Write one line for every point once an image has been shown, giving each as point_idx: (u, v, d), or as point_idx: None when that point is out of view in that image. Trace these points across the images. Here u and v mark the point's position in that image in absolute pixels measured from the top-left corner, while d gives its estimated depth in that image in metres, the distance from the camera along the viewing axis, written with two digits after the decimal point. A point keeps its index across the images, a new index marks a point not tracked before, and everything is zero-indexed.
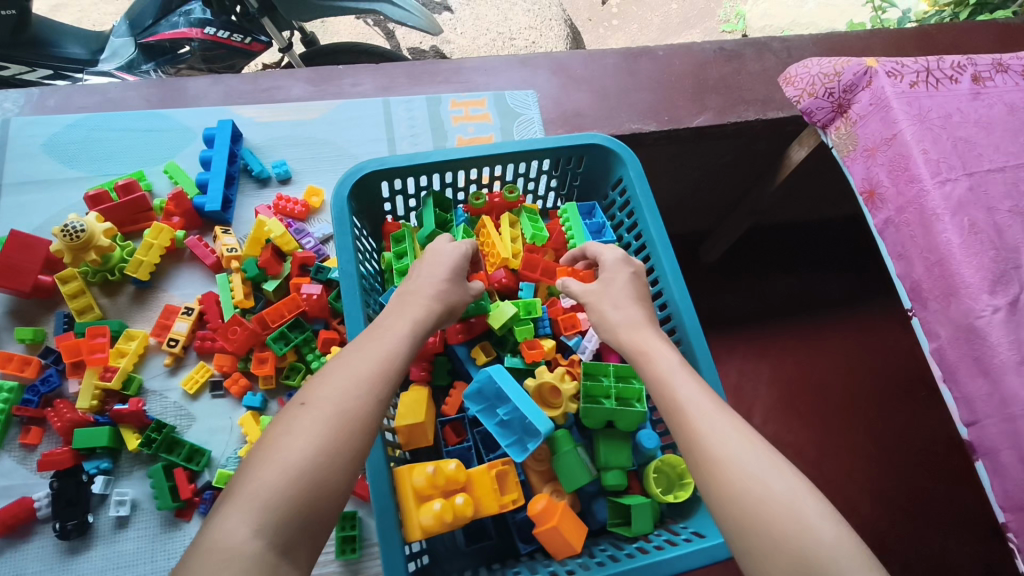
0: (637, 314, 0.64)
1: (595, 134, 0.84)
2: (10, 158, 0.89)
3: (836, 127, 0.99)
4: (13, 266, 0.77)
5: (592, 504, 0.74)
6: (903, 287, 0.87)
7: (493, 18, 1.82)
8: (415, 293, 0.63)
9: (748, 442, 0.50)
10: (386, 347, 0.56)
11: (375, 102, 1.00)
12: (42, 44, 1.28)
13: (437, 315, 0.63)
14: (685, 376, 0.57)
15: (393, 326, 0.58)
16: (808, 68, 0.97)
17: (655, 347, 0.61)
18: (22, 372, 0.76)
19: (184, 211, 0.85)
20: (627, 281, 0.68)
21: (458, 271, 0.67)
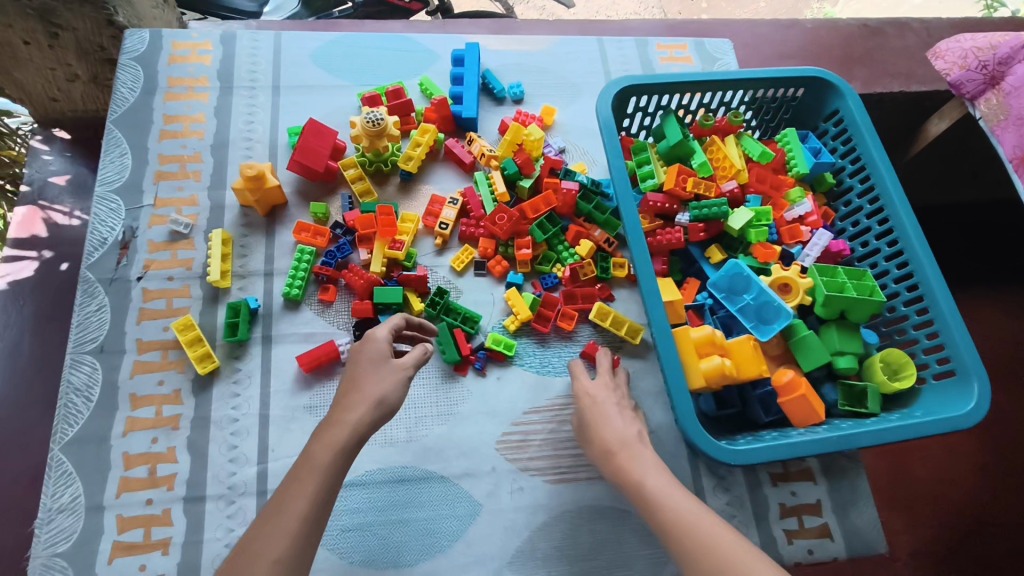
0: (620, 432, 0.66)
1: (820, 67, 0.93)
2: (284, 65, 1.00)
3: (985, 98, 1.12)
4: (312, 148, 0.87)
5: (820, 388, 0.83)
6: None
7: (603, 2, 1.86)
8: (340, 413, 0.60)
9: (746, 559, 0.51)
10: (312, 487, 0.54)
11: (590, 40, 1.09)
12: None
13: (363, 427, 0.60)
14: (669, 492, 0.59)
15: (309, 462, 0.56)
16: (962, 43, 1.12)
17: (643, 467, 0.62)
18: (316, 241, 0.86)
19: (443, 117, 0.95)
20: (609, 408, 0.69)
21: (373, 396, 0.62)
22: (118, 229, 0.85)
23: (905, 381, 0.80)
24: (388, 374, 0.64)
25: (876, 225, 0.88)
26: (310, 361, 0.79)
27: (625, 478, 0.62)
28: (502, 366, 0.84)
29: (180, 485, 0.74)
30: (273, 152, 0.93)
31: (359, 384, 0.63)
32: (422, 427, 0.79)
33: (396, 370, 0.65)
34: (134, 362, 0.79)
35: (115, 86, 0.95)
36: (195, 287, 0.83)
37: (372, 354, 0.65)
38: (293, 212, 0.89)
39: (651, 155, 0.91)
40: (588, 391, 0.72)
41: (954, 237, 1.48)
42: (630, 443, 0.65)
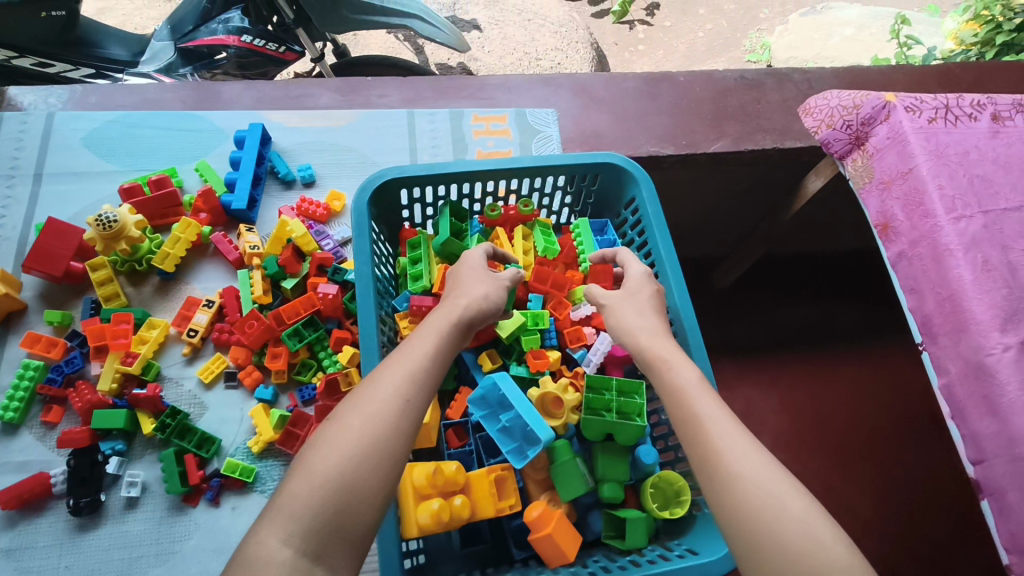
0: (653, 322, 0.66)
1: (611, 154, 0.86)
2: (51, 150, 0.93)
3: (853, 159, 1.06)
4: (49, 251, 0.81)
5: (587, 515, 0.76)
6: (915, 321, 0.92)
7: (520, 38, 2.14)
8: (452, 300, 0.63)
9: (746, 440, 0.53)
10: (429, 348, 0.57)
11: (398, 113, 1.03)
12: (84, 45, 1.60)
13: (473, 315, 0.63)
14: (697, 384, 0.58)
15: (426, 331, 0.59)
16: (828, 100, 1.05)
17: (679, 357, 0.61)
18: (49, 353, 0.79)
19: (211, 208, 0.88)
20: (650, 297, 0.69)
21: (486, 276, 0.67)
22: None
23: (685, 508, 0.72)
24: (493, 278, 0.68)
25: None
26: (9, 499, 0.71)
27: (656, 363, 0.61)
28: (239, 495, 0.76)
29: None
30: (19, 251, 0.86)
31: (463, 283, 0.67)
32: (136, 568, 0.72)
33: (498, 278, 0.69)
34: None
35: None
36: None
37: (472, 264, 0.69)
38: (31, 319, 0.82)
39: (425, 251, 0.84)
40: (641, 277, 0.71)
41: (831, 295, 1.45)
42: (654, 331, 0.64)
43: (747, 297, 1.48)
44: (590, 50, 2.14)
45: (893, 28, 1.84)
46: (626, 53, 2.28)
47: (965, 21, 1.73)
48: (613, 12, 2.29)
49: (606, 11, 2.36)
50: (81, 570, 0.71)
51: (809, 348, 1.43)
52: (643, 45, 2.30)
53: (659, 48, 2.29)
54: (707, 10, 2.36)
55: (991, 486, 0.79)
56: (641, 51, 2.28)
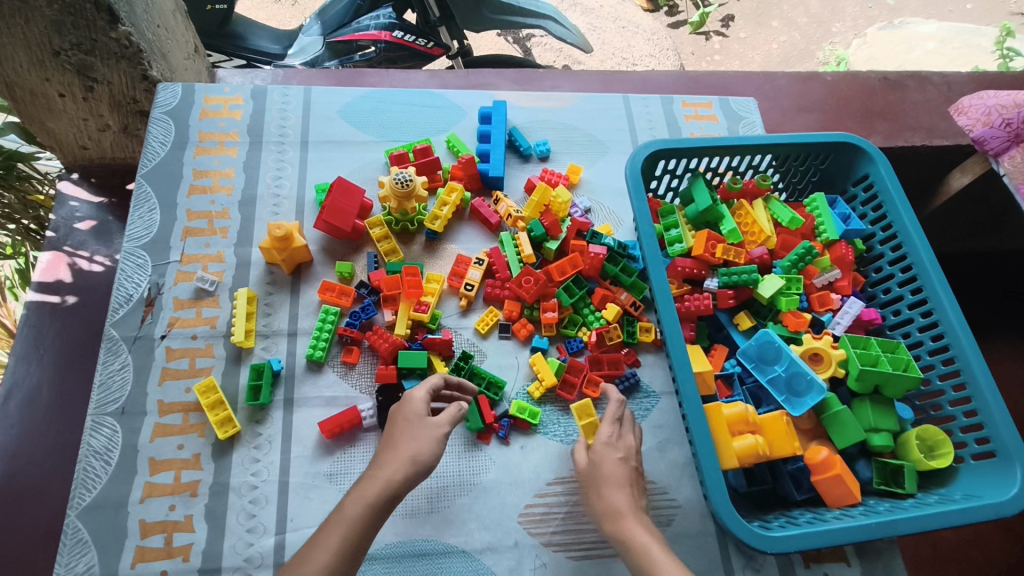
0: (621, 500, 0.66)
1: (850, 134, 0.92)
2: (312, 120, 1.00)
3: (1009, 156, 1.17)
4: (340, 207, 0.87)
5: (854, 465, 0.81)
6: None
7: (617, 44, 2.11)
8: (375, 471, 0.63)
9: None
10: (339, 536, 0.58)
11: (616, 97, 1.09)
12: (235, 37, 1.76)
13: (397, 483, 0.62)
14: (670, 565, 0.61)
15: (347, 509, 0.60)
16: (988, 101, 1.17)
17: (641, 534, 0.64)
18: (341, 301, 0.86)
19: (469, 176, 0.95)
20: (615, 467, 0.69)
21: (395, 431, 0.67)
22: (144, 286, 0.85)
23: (942, 460, 0.78)
24: (427, 432, 0.67)
25: (908, 294, 0.87)
26: (333, 426, 0.78)
27: (627, 546, 0.63)
28: (526, 435, 0.82)
29: (196, 556, 0.71)
30: (300, 209, 0.93)
31: (395, 443, 0.66)
32: (444, 497, 0.77)
33: (431, 428, 0.67)
34: (154, 425, 0.77)
35: (146, 140, 0.96)
36: (219, 347, 0.82)
37: (409, 416, 0.68)
38: (318, 270, 0.89)
39: (679, 218, 0.90)
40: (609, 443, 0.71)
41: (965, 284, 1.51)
42: (635, 511, 0.66)
43: None
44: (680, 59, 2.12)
45: (999, 41, 1.89)
46: (702, 62, 2.09)
47: None
48: (691, 23, 2.11)
49: (683, 22, 2.17)
50: None
51: None
52: (719, 56, 2.09)
53: (734, 60, 2.06)
54: (781, 22, 2.08)
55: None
56: (717, 61, 2.08)
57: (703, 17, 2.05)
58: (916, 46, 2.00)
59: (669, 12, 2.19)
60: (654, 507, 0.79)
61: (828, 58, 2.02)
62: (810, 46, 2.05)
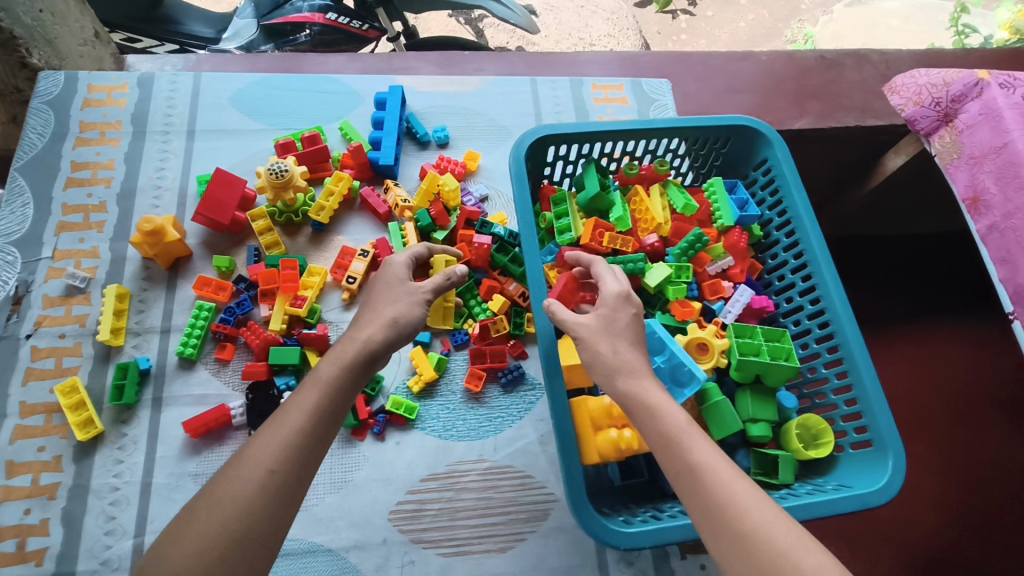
0: (635, 359, 0.62)
1: (747, 116, 0.89)
2: (201, 109, 0.97)
3: (940, 136, 1.12)
4: (217, 199, 0.84)
5: (733, 455, 0.80)
6: (1005, 290, 1.02)
7: (573, 23, 2.08)
8: (352, 333, 0.61)
9: (707, 453, 0.55)
10: (315, 400, 0.56)
11: (522, 80, 1.06)
12: (168, 22, 1.66)
13: (376, 344, 0.61)
14: (668, 406, 0.59)
15: (323, 372, 0.57)
16: (918, 79, 1.11)
17: (639, 361, 0.63)
18: (217, 296, 0.83)
19: (359, 164, 0.92)
20: (627, 323, 0.65)
21: (386, 289, 0.66)
22: (12, 284, 0.82)
23: (824, 450, 0.77)
24: (401, 297, 0.66)
25: (799, 281, 0.85)
26: (196, 426, 0.76)
27: (625, 397, 0.60)
28: (402, 430, 0.81)
29: (50, 560, 0.70)
30: (181, 201, 0.90)
31: (373, 306, 0.64)
32: (313, 495, 0.76)
33: (410, 290, 0.67)
34: (14, 427, 0.75)
35: (24, 132, 0.93)
36: (87, 345, 0.80)
37: (389, 280, 0.67)
38: (198, 264, 0.87)
39: (570, 206, 0.88)
40: (615, 297, 0.67)
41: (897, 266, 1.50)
42: (614, 354, 0.63)
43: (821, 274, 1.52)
44: (638, 36, 2.07)
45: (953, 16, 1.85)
46: (668, 41, 2.06)
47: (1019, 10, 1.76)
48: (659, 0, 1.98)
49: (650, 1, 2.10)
50: None
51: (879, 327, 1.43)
52: (686, 35, 2.04)
53: (702, 38, 2.02)
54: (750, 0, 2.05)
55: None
56: (684, 41, 2.04)
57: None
58: (884, 22, 1.92)
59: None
60: (530, 502, 0.78)
61: (797, 34, 1.99)
62: (778, 23, 2.03)
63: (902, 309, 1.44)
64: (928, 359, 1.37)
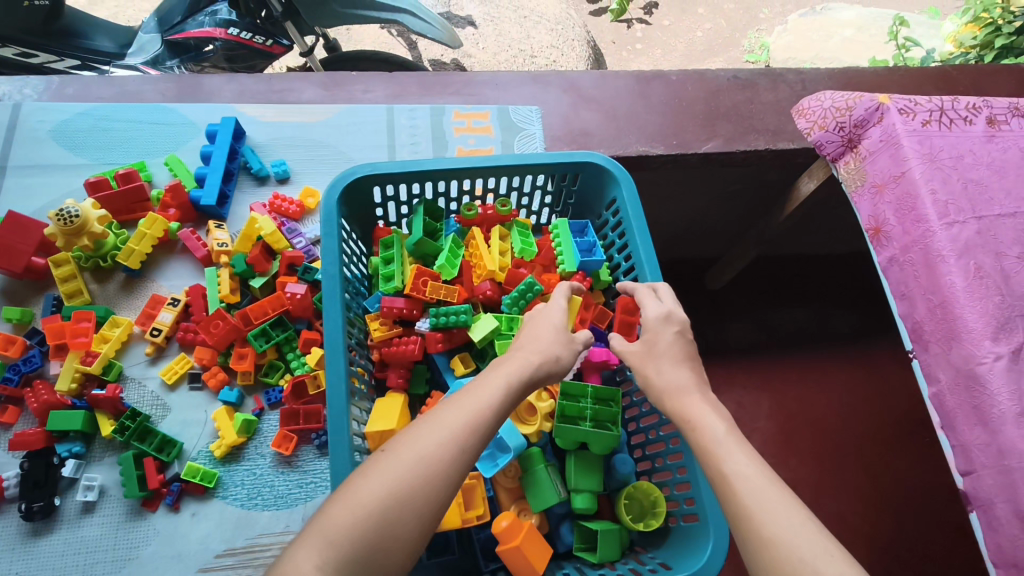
0: (684, 377, 0.62)
1: (591, 153, 0.83)
2: (16, 143, 0.90)
3: (846, 162, 0.99)
4: (8, 245, 0.78)
5: (559, 526, 0.73)
6: (904, 327, 0.88)
7: (515, 35, 1.93)
8: (514, 355, 0.60)
9: (739, 459, 0.53)
10: (489, 401, 0.54)
11: (378, 108, 1.01)
12: (73, 35, 1.42)
13: (541, 372, 0.59)
14: (707, 415, 0.57)
15: (488, 381, 0.56)
16: (820, 101, 0.98)
17: (687, 378, 0.62)
18: (5, 351, 0.76)
19: (180, 204, 0.86)
20: (671, 343, 0.65)
21: (562, 327, 0.64)
22: None
23: (660, 520, 0.70)
24: (556, 330, 0.64)
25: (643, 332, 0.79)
26: None
27: (678, 418, 0.59)
28: (200, 500, 0.73)
29: None
30: None
31: (533, 334, 0.63)
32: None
33: (574, 339, 0.65)
34: None
35: None
36: None
37: (546, 315, 0.66)
38: None
39: (398, 251, 0.81)
40: (655, 319, 0.66)
41: (812, 293, 1.47)
42: (688, 387, 0.61)
43: (739, 301, 1.46)
44: (587, 48, 1.94)
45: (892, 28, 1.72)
46: (622, 51, 2.04)
47: (963, 23, 1.64)
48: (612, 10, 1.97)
49: (604, 10, 2.09)
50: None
51: (792, 355, 1.40)
52: (640, 44, 2.05)
53: (658, 47, 2.03)
54: (707, 9, 2.08)
55: (980, 499, 0.75)
56: (639, 50, 2.04)
57: (623, 5, 1.85)
58: (836, 33, 1.84)
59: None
60: None
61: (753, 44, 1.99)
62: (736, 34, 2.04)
63: (817, 335, 1.42)
64: (838, 393, 1.35)
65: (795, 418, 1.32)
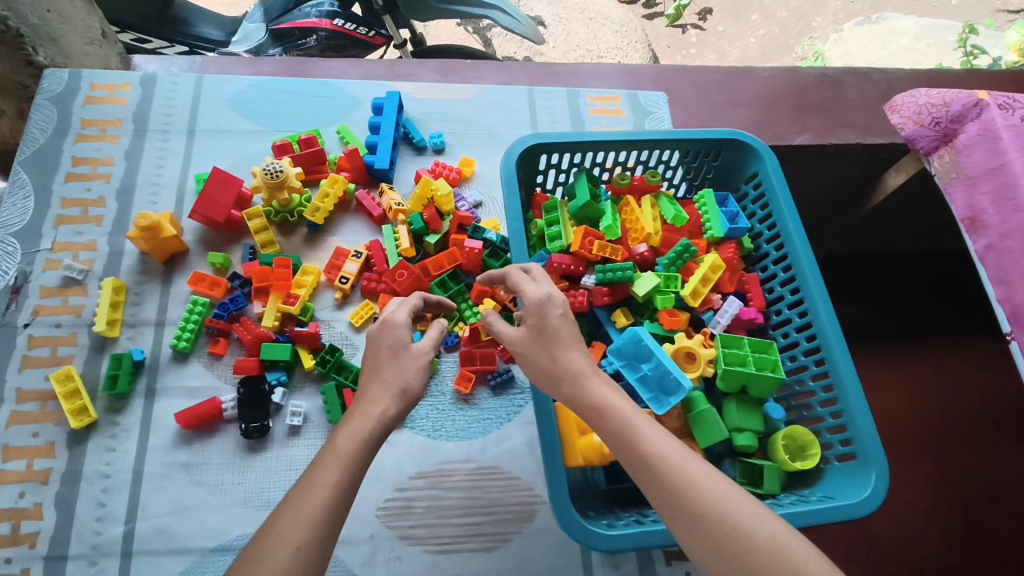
0: (580, 359, 0.62)
1: (738, 130, 0.91)
2: (200, 108, 0.98)
3: (939, 155, 1.03)
4: (211, 197, 0.86)
5: (719, 462, 0.80)
6: (1003, 313, 0.93)
7: (583, 35, 1.99)
8: (367, 406, 0.58)
9: (655, 440, 0.55)
10: (337, 475, 0.52)
11: (519, 89, 1.08)
12: (180, 22, 1.51)
13: (390, 415, 0.58)
14: (613, 397, 0.59)
15: (335, 446, 0.55)
16: (916, 97, 1.03)
17: (585, 363, 0.61)
18: (212, 292, 0.85)
19: (355, 168, 0.94)
20: (560, 323, 0.64)
21: (398, 342, 0.62)
22: (11, 274, 0.84)
23: (812, 460, 0.78)
24: (412, 355, 0.62)
25: (788, 294, 0.86)
26: (188, 418, 0.77)
27: (584, 403, 0.59)
28: (392, 428, 0.82)
29: (43, 543, 0.72)
30: (179, 198, 0.91)
31: (379, 372, 0.60)
32: None
33: (416, 354, 0.62)
34: (11, 413, 0.77)
35: (27, 126, 0.93)
36: (82, 336, 0.82)
37: (389, 342, 0.62)
38: (193, 260, 0.88)
39: (561, 213, 0.89)
40: (537, 303, 0.64)
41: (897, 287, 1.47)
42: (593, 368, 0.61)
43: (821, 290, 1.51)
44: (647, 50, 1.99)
45: (959, 36, 1.71)
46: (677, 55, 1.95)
47: None
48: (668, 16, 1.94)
49: (659, 14, 2.02)
50: (250, 488, 0.77)
51: (880, 343, 1.42)
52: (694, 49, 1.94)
53: (711, 53, 1.92)
54: (761, 15, 1.93)
55: None
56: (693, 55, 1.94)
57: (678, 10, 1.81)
58: (893, 40, 1.78)
59: (645, 3, 2.04)
60: (515, 503, 0.80)
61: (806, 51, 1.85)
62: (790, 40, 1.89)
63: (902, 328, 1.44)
64: (924, 379, 1.38)
65: (882, 412, 1.34)
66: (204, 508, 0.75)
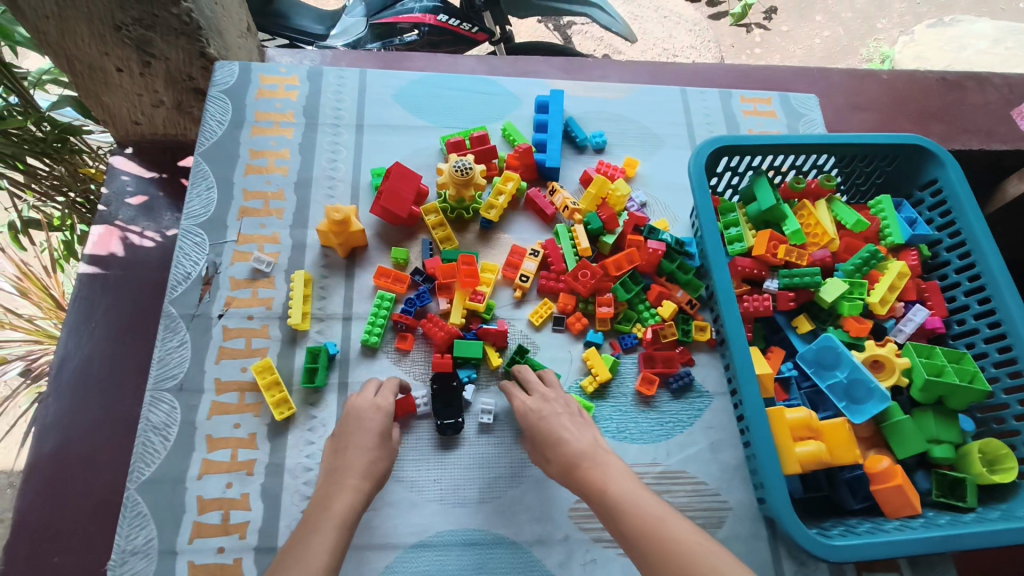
0: (580, 444, 0.66)
1: (919, 135, 0.90)
2: (367, 103, 0.99)
3: None
4: (397, 193, 0.86)
5: (913, 475, 0.79)
6: None
7: (659, 34, 1.83)
8: (341, 479, 0.63)
9: (651, 508, 0.58)
10: (332, 539, 0.57)
11: (672, 90, 1.07)
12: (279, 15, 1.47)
13: (365, 486, 0.64)
14: (613, 475, 0.62)
15: (320, 509, 0.60)
16: None
17: (582, 447, 0.66)
18: (395, 287, 0.85)
19: (526, 166, 0.94)
20: (559, 420, 0.70)
21: (370, 425, 0.69)
22: (201, 264, 0.85)
23: (1009, 474, 0.75)
24: (352, 426, 0.68)
25: (975, 303, 0.84)
26: None
27: (588, 489, 0.63)
28: None
29: (252, 533, 0.72)
30: (355, 192, 0.92)
31: (348, 448, 0.67)
32: (495, 488, 0.77)
33: (386, 436, 0.69)
34: (211, 403, 0.78)
35: (204, 118, 0.94)
36: (274, 328, 0.83)
37: (357, 418, 0.69)
38: (374, 254, 0.89)
39: (739, 216, 0.89)
40: (536, 406, 0.72)
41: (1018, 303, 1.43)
42: (593, 451, 0.65)
43: None
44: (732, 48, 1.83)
45: None
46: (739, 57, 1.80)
47: None
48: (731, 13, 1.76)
49: (724, 14, 1.86)
50: (445, 485, 0.77)
51: None
52: (758, 50, 1.79)
53: (775, 53, 1.77)
54: (824, 17, 1.79)
55: None
56: (757, 55, 1.78)
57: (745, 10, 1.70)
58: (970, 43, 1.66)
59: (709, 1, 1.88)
60: (705, 508, 0.78)
61: (872, 52, 1.74)
62: (854, 41, 1.76)
63: None
64: None
65: None
66: (402, 504, 0.75)
